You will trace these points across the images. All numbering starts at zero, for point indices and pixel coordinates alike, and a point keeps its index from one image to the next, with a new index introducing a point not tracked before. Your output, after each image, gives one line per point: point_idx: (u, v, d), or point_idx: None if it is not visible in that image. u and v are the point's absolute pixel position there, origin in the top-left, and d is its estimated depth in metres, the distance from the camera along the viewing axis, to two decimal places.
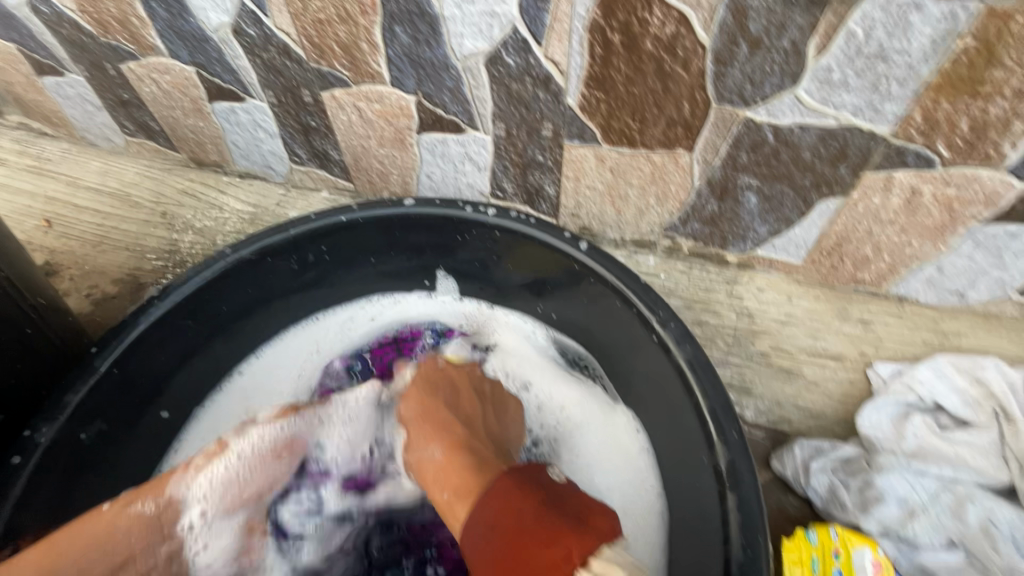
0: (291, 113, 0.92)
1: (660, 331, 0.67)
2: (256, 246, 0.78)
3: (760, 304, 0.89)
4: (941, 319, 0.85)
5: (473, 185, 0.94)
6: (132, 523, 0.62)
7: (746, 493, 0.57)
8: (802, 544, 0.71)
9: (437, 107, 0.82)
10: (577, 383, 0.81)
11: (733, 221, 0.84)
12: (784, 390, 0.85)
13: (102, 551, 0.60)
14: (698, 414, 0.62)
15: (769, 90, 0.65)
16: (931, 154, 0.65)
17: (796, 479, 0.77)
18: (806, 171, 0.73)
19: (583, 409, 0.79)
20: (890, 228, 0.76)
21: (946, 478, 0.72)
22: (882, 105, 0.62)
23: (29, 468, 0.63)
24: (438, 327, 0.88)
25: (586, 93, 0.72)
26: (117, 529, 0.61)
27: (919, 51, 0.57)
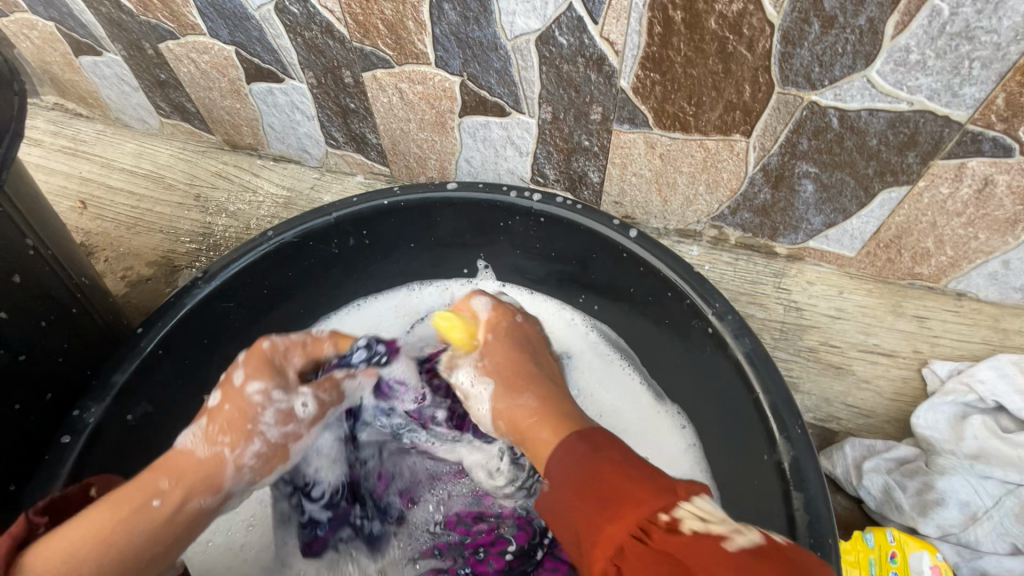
0: (330, 94, 0.91)
1: (715, 324, 0.65)
2: (298, 229, 0.77)
3: (809, 298, 0.86)
4: (1002, 317, 0.82)
5: (514, 170, 0.92)
6: (188, 518, 0.57)
7: (812, 492, 0.54)
8: (858, 546, 0.68)
9: (482, 90, 0.80)
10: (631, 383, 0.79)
11: (785, 211, 0.81)
12: (834, 387, 0.82)
13: (159, 547, 0.54)
14: (758, 410, 0.60)
15: (839, 72, 0.62)
16: (1010, 141, 0.62)
17: (847, 478, 0.74)
18: (870, 159, 0.69)
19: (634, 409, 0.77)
20: (956, 220, 0.72)
21: (1010, 482, 0.69)
22: (962, 89, 0.59)
23: (79, 447, 0.63)
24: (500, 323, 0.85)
25: (641, 74, 0.70)
26: (172, 527, 0.55)
27: (1010, 30, 0.54)
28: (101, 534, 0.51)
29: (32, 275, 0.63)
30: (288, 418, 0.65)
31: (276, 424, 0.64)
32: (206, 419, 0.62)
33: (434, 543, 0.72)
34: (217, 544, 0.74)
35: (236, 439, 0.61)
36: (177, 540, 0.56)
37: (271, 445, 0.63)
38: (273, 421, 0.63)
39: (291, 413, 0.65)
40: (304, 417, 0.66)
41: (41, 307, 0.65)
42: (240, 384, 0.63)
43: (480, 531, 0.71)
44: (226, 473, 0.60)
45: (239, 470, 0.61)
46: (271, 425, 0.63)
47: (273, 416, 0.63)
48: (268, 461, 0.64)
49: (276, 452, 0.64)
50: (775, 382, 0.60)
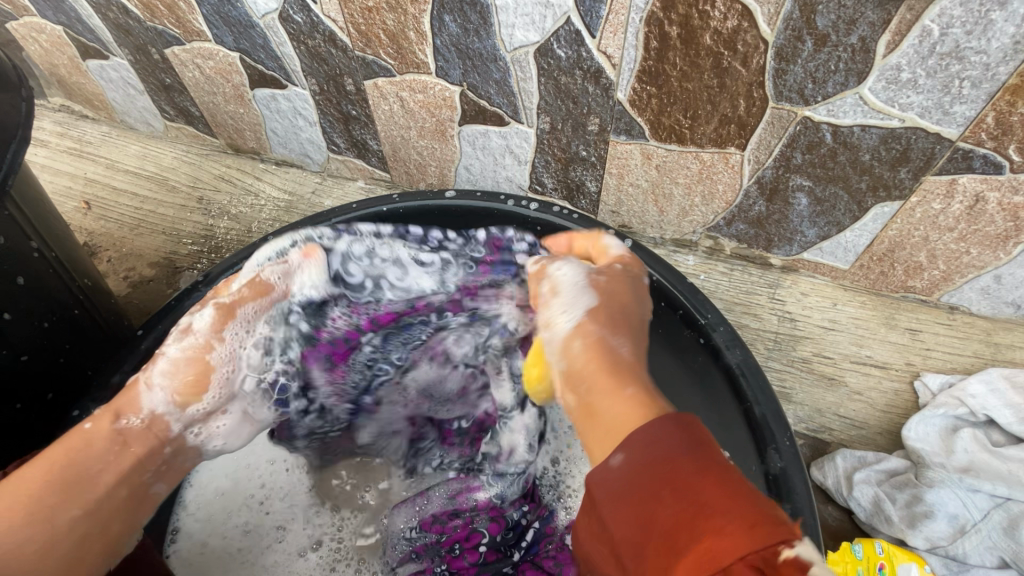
0: (332, 101, 0.92)
1: (707, 335, 0.66)
2: (299, 234, 0.79)
3: (803, 309, 0.87)
4: (994, 331, 0.82)
5: (512, 179, 0.93)
6: (128, 433, 0.53)
7: (799, 504, 0.55)
8: (847, 557, 0.69)
9: (481, 99, 0.81)
10: None
11: (780, 223, 0.82)
12: (827, 398, 0.82)
13: (101, 460, 0.51)
14: (747, 421, 0.61)
15: (832, 88, 0.63)
16: (1000, 159, 0.63)
17: (838, 489, 0.75)
18: (863, 174, 0.70)
19: None
20: (948, 235, 0.73)
21: (999, 496, 0.69)
22: (952, 107, 0.60)
23: None
24: None
25: (638, 87, 0.71)
26: (108, 441, 0.52)
27: (999, 51, 0.54)
28: (47, 467, 0.49)
29: (36, 276, 0.65)
30: (200, 335, 0.57)
31: (178, 337, 0.57)
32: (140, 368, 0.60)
33: (411, 548, 0.71)
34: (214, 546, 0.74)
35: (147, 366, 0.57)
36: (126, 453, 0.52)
37: (193, 360, 0.56)
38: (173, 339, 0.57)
39: (191, 329, 0.57)
40: (212, 326, 0.57)
41: (44, 307, 0.66)
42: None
43: (455, 527, 0.70)
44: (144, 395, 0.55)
45: (153, 393, 0.55)
46: (182, 342, 0.57)
47: (179, 333, 0.57)
48: (188, 381, 0.56)
49: (198, 363, 0.56)
50: (764, 394, 0.61)
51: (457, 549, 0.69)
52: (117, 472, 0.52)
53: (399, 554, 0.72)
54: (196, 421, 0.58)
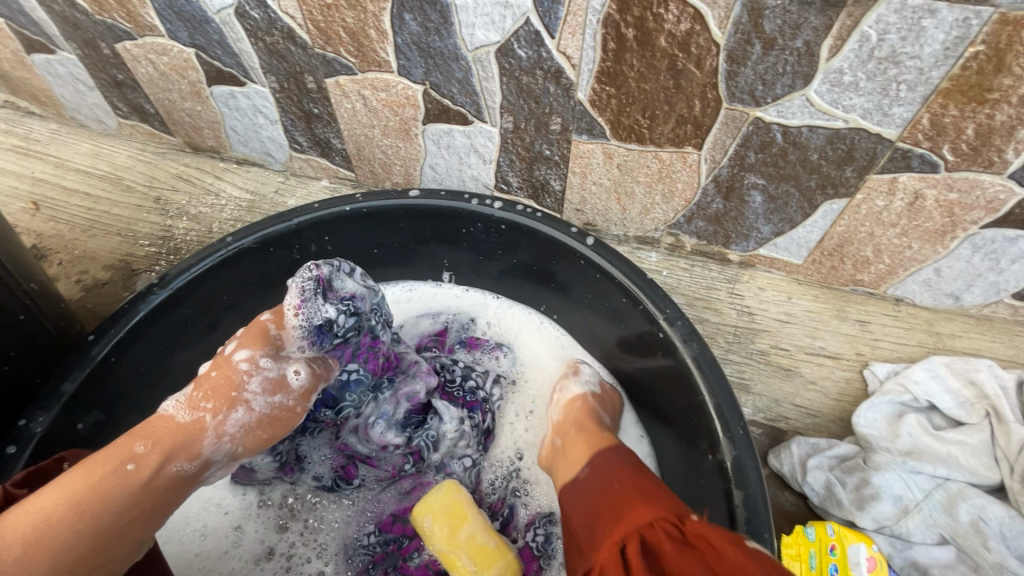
0: (293, 99, 0.91)
1: (666, 329, 0.68)
2: (258, 235, 0.77)
3: (760, 303, 0.90)
4: (937, 321, 0.87)
5: (478, 177, 0.93)
6: (171, 482, 0.56)
7: (751, 490, 0.57)
8: (800, 539, 0.73)
9: (444, 98, 0.81)
10: None
11: (737, 220, 0.84)
12: (783, 388, 0.86)
13: (139, 509, 0.53)
14: (704, 413, 0.63)
15: (780, 90, 0.65)
16: (935, 158, 0.66)
17: (793, 475, 0.78)
18: (812, 172, 0.73)
19: None
20: (891, 231, 0.77)
21: (939, 476, 0.73)
22: (891, 109, 0.63)
23: (24, 459, 0.61)
24: (491, 323, 0.88)
25: (597, 88, 0.72)
26: (154, 488, 0.55)
27: (931, 56, 0.57)
28: (79, 506, 0.50)
29: None
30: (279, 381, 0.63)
31: (263, 393, 0.62)
32: (192, 386, 0.62)
33: (369, 557, 0.73)
34: (170, 552, 0.74)
35: (219, 407, 0.60)
36: (157, 502, 0.55)
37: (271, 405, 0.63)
38: (260, 390, 0.62)
39: (283, 383, 0.63)
40: (296, 388, 0.63)
41: None
42: (230, 352, 0.63)
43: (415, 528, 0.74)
44: (205, 441, 0.59)
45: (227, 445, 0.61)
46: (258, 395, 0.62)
47: (261, 383, 0.62)
48: (251, 421, 0.62)
49: (281, 418, 0.64)
50: (719, 386, 0.63)
51: (415, 558, 0.72)
52: (144, 522, 0.54)
53: (355, 567, 0.73)
54: (224, 469, 0.63)
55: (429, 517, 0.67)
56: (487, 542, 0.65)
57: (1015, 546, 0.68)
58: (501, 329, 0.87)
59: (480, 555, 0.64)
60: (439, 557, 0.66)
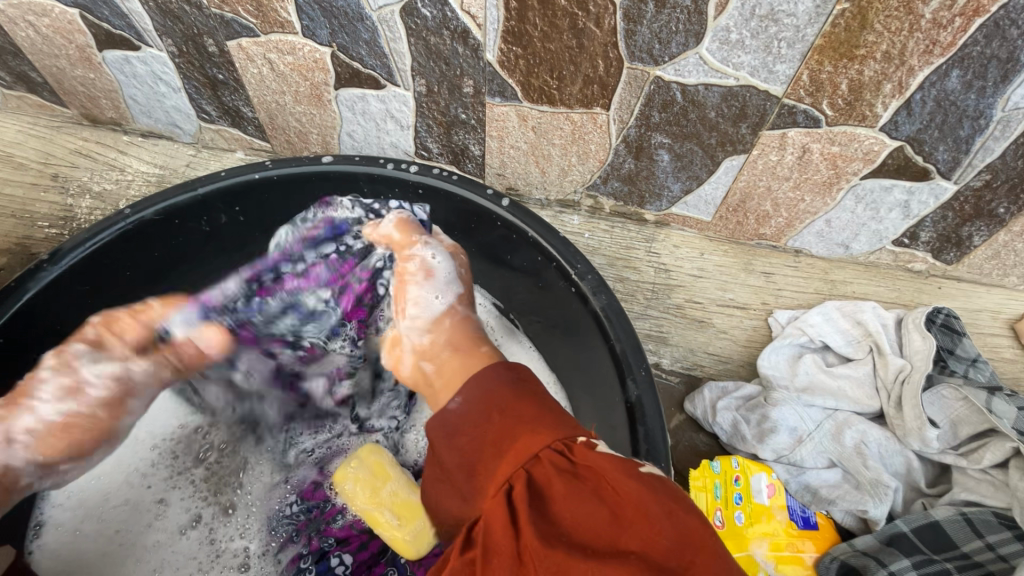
0: (195, 65, 0.86)
1: (577, 283, 0.70)
2: (160, 205, 0.75)
3: (675, 260, 0.95)
4: (831, 270, 0.94)
5: (397, 144, 0.92)
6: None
7: (651, 425, 0.61)
8: (707, 472, 0.78)
9: (354, 61, 0.79)
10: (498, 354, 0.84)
11: (649, 179, 0.88)
12: (697, 338, 0.91)
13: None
14: (612, 359, 0.66)
15: (675, 48, 0.68)
16: (817, 113, 0.71)
17: (705, 417, 0.84)
18: (712, 130, 0.77)
19: None
20: (786, 184, 0.82)
21: (829, 408, 0.81)
22: (775, 66, 0.67)
23: None
24: None
25: (504, 48, 0.73)
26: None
27: (805, 14, 0.61)
28: None
29: None
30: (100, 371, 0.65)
31: (53, 400, 0.61)
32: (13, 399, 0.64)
33: (292, 525, 0.74)
34: (87, 531, 0.74)
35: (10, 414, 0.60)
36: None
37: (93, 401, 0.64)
38: (50, 397, 0.61)
39: (78, 389, 0.62)
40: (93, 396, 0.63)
41: None
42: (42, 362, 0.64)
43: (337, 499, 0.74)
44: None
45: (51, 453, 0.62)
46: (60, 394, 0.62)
47: (52, 391, 0.62)
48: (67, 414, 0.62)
49: (77, 424, 0.62)
50: (625, 333, 0.66)
51: (339, 520, 0.73)
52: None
53: (279, 538, 0.74)
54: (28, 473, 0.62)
55: (350, 482, 0.70)
56: (409, 497, 0.69)
57: (890, 464, 0.77)
58: None
59: (402, 509, 0.68)
60: (364, 518, 0.69)
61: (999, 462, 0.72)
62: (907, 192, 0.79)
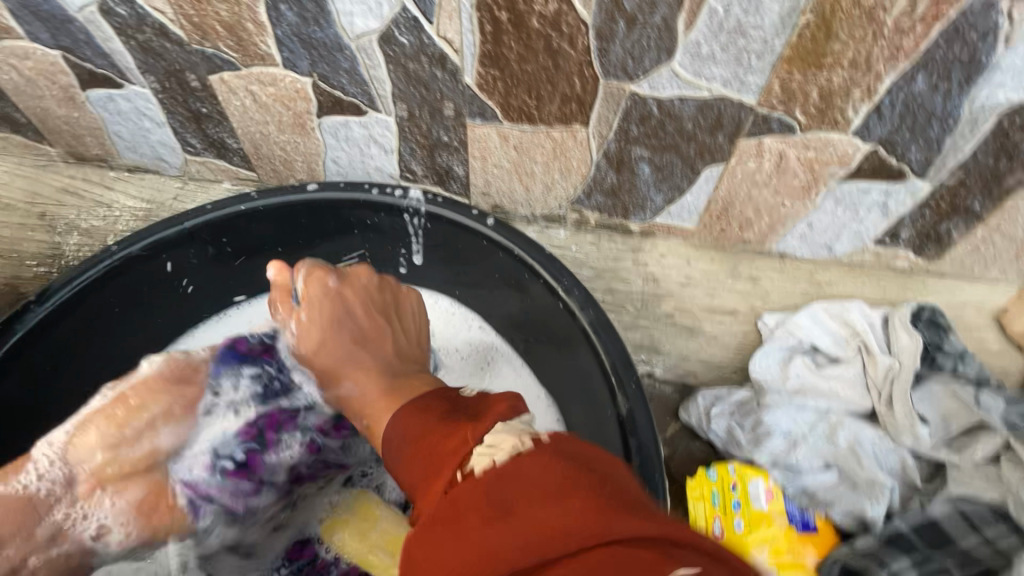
0: (178, 99, 0.87)
1: (565, 298, 0.71)
2: (145, 241, 0.75)
3: (663, 269, 0.96)
4: (817, 271, 0.95)
5: (382, 168, 0.93)
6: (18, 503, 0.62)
7: (643, 438, 0.61)
8: (703, 481, 0.79)
9: (335, 90, 0.80)
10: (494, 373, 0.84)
11: (631, 191, 0.89)
12: (688, 346, 0.92)
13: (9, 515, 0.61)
14: (602, 373, 0.67)
15: (649, 64, 0.69)
16: (791, 121, 0.73)
17: (700, 424, 0.84)
18: (690, 141, 0.78)
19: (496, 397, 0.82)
20: (766, 190, 0.84)
21: (822, 409, 0.82)
22: (746, 78, 0.69)
23: None
24: None
25: (481, 71, 0.74)
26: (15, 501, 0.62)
27: (771, 26, 0.63)
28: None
29: None
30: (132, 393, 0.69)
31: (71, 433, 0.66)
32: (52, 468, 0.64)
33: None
34: None
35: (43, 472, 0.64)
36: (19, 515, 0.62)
37: (110, 439, 0.65)
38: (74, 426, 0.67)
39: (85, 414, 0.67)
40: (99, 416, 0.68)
41: None
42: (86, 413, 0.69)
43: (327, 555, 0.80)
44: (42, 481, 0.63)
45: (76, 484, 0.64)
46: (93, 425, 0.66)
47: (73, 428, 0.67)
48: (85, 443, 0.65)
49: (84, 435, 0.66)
50: (615, 347, 0.67)
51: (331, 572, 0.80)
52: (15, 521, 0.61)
53: None
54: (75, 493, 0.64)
55: (340, 529, 0.81)
56: (397, 533, 0.79)
57: (885, 463, 0.77)
58: None
59: (392, 545, 0.78)
60: (356, 562, 0.79)
61: (990, 455, 0.73)
62: (885, 193, 0.80)
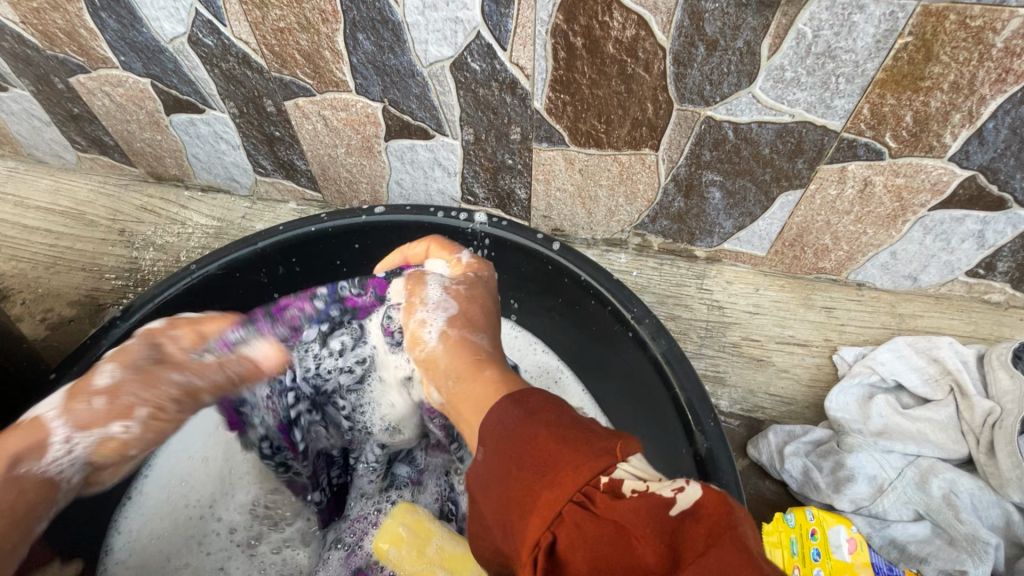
0: (254, 124, 0.91)
1: (635, 328, 0.68)
2: (222, 260, 0.78)
3: (729, 296, 0.92)
4: (898, 303, 0.89)
5: (444, 191, 0.94)
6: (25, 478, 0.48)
7: (725, 481, 0.57)
8: (780, 526, 0.74)
9: (404, 114, 0.82)
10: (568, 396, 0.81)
11: (699, 217, 0.86)
12: (757, 378, 0.87)
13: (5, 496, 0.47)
14: (677, 407, 0.64)
15: (727, 89, 0.67)
16: (879, 146, 0.69)
17: (772, 464, 0.79)
18: (766, 166, 0.75)
19: None
20: (846, 218, 0.79)
21: (910, 454, 0.75)
22: (833, 101, 0.65)
23: None
24: None
25: (552, 96, 0.73)
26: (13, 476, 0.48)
27: (864, 49, 0.60)
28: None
29: None
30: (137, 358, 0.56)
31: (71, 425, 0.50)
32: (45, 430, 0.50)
33: None
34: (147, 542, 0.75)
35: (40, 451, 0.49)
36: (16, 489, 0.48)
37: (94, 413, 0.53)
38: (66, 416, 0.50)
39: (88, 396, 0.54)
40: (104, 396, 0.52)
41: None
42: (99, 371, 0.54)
43: None
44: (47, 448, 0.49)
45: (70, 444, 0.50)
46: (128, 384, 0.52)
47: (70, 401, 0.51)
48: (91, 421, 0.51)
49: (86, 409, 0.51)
50: (689, 380, 0.64)
51: None
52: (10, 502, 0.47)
53: None
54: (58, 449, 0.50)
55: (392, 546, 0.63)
56: (456, 549, 0.63)
57: (986, 517, 0.71)
58: None
59: (452, 566, 0.61)
60: None
61: None
62: (981, 223, 0.75)
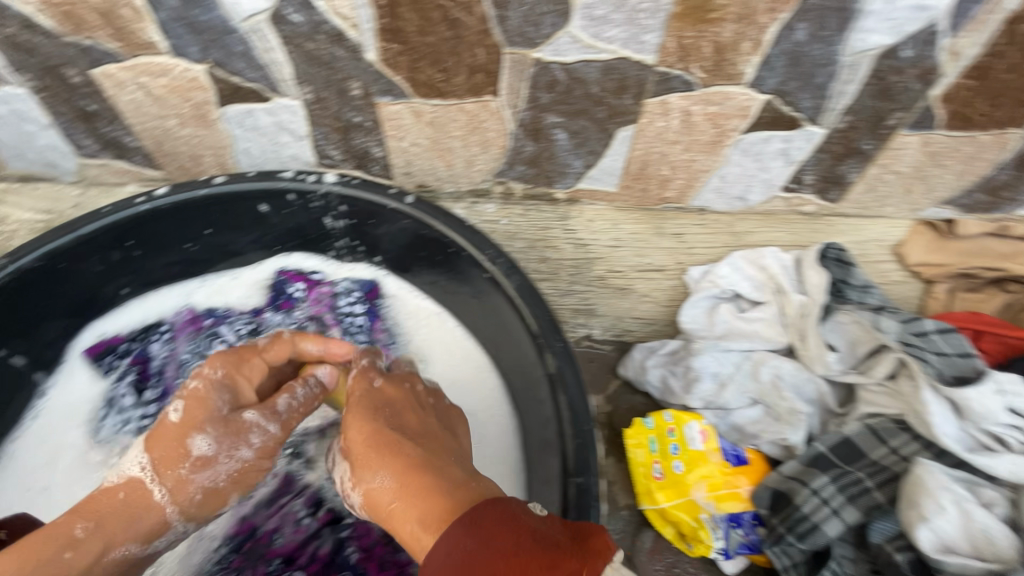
0: (62, 98, 0.81)
1: (489, 268, 0.72)
2: (39, 251, 0.72)
3: (591, 234, 0.98)
4: (735, 223, 1.00)
5: (298, 156, 0.91)
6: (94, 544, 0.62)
7: (571, 393, 0.66)
8: (640, 429, 0.83)
9: (232, 76, 0.77)
10: (453, 340, 0.85)
11: (551, 159, 0.90)
12: (622, 305, 0.97)
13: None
14: (528, 335, 0.70)
15: (548, 29, 0.70)
16: (690, 78, 0.75)
17: (636, 376, 0.89)
18: (599, 104, 0.80)
19: (458, 365, 0.84)
20: (677, 147, 0.87)
21: (746, 350, 0.87)
22: (643, 37, 0.70)
23: None
24: (356, 284, 0.88)
25: (383, 46, 0.72)
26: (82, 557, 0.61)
27: None
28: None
29: None
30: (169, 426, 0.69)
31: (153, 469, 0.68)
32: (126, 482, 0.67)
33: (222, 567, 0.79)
34: None
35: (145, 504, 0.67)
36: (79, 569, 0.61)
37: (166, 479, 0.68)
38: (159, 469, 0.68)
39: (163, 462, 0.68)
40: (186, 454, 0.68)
41: None
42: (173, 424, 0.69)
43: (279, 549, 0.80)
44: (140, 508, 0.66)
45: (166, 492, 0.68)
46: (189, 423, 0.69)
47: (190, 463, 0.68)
48: (207, 498, 0.70)
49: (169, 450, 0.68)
50: (540, 309, 0.70)
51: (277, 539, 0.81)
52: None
53: None
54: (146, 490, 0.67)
55: None
56: None
57: (806, 393, 0.84)
58: (376, 294, 0.87)
59: None
60: None
61: (891, 373, 0.81)
62: (785, 141, 0.85)
